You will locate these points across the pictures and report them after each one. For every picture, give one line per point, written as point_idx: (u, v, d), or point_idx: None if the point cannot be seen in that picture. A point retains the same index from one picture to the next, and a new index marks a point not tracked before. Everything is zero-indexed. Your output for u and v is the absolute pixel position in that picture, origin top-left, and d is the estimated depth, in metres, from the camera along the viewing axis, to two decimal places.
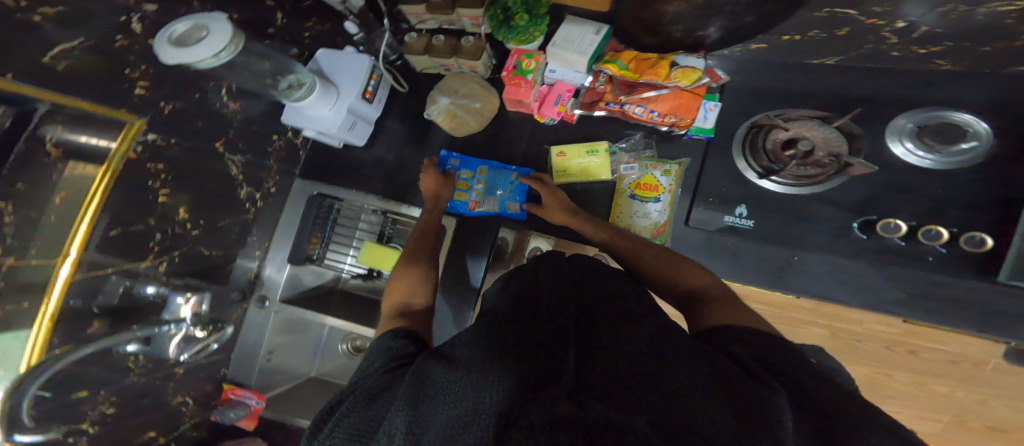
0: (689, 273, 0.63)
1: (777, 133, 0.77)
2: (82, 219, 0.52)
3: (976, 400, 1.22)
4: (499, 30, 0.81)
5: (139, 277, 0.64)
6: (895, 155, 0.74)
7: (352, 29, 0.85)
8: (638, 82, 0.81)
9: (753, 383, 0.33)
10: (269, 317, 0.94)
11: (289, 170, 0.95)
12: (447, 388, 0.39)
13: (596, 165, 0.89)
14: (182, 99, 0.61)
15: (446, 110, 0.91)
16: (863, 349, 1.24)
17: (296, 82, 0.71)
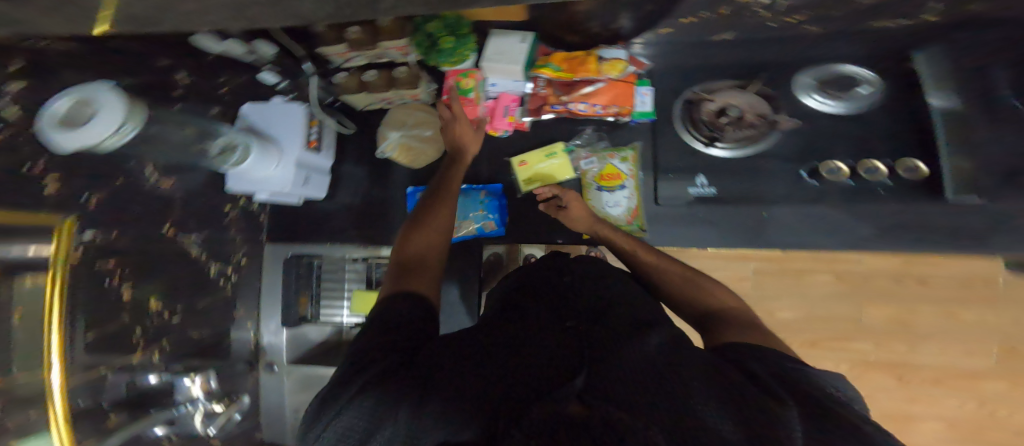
0: (707, 290, 0.61)
1: (705, 105, 0.83)
2: (49, 326, 0.48)
3: (1010, 322, 1.18)
4: (429, 57, 0.80)
5: (136, 370, 0.65)
6: (810, 107, 0.80)
7: (270, 78, 0.84)
8: (574, 80, 0.82)
9: (769, 400, 0.34)
10: (282, 380, 0.94)
11: (256, 237, 0.94)
12: (452, 387, 0.37)
13: (558, 166, 0.87)
14: (103, 187, 0.57)
15: (399, 144, 0.91)
16: (872, 287, 1.23)
17: (227, 145, 0.69)
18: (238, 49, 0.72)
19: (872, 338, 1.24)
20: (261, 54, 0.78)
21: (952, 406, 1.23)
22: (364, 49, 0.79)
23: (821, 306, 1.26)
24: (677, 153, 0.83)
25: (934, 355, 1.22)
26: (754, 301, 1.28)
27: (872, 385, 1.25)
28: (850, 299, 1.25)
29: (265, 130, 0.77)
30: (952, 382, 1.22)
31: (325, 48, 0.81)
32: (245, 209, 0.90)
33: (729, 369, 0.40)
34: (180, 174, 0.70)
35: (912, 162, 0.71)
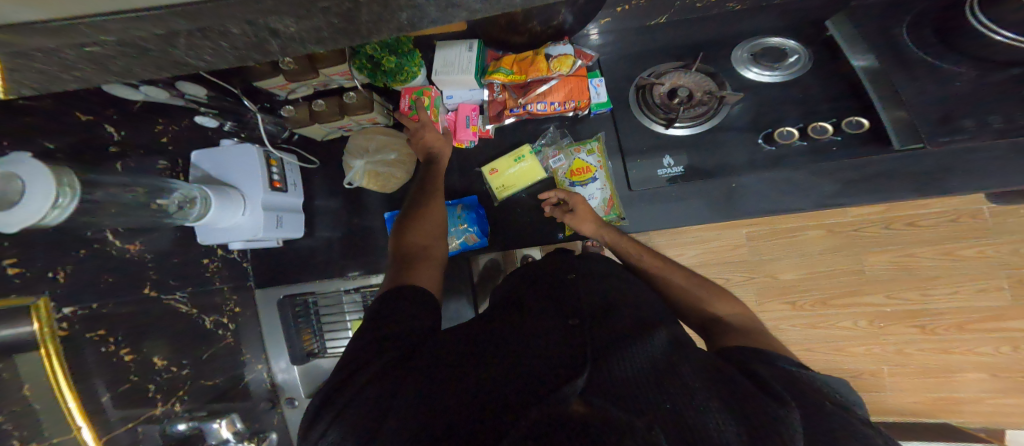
0: (715, 298, 0.62)
1: (656, 88, 0.82)
2: (60, 390, 0.54)
3: (1011, 252, 1.18)
4: (375, 79, 0.78)
5: (164, 420, 0.69)
6: (751, 79, 0.81)
7: (209, 121, 0.78)
8: (528, 81, 0.81)
9: (769, 400, 0.36)
10: (303, 412, 0.98)
11: (243, 284, 0.95)
12: (459, 395, 0.40)
13: (528, 168, 0.86)
14: (63, 260, 0.57)
15: (366, 171, 0.89)
16: (867, 237, 1.23)
17: (185, 199, 0.70)
18: (162, 95, 0.66)
19: (881, 289, 1.24)
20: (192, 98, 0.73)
21: (987, 351, 1.21)
22: (303, 78, 0.76)
23: (822, 262, 1.26)
24: (638, 137, 0.83)
25: (948, 296, 1.21)
26: (753, 265, 1.29)
27: (899, 338, 1.24)
28: (846, 251, 1.24)
29: (225, 178, 0.78)
30: (983, 326, 1.21)
31: (264, 82, 0.78)
32: (225, 258, 0.90)
33: (729, 369, 0.42)
34: (143, 235, 0.70)
35: (855, 119, 0.71)
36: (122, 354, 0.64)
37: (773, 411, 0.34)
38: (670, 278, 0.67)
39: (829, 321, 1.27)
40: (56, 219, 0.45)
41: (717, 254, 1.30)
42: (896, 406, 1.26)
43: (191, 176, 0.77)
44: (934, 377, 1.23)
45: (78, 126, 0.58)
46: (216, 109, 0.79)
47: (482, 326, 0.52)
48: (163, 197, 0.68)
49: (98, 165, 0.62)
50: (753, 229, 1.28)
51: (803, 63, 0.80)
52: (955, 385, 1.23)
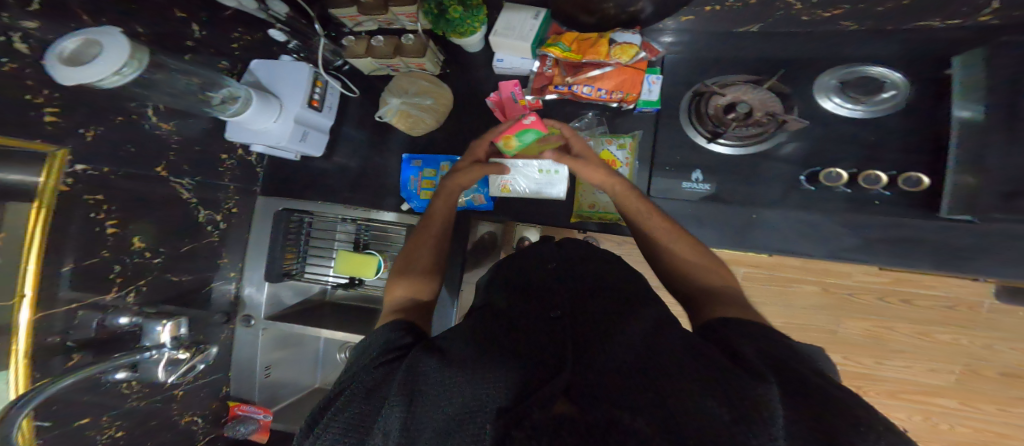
0: (705, 271, 0.63)
1: (715, 98, 0.78)
2: (26, 258, 0.52)
3: (982, 345, 1.24)
4: (437, 26, 0.75)
5: (107, 310, 0.64)
6: (826, 110, 0.77)
7: (279, 37, 0.82)
8: (581, 63, 0.80)
9: (749, 378, 0.35)
10: (257, 335, 0.92)
11: (248, 189, 0.93)
12: (444, 391, 0.40)
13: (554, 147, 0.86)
14: (103, 123, 0.58)
15: (398, 110, 0.85)
16: (858, 302, 1.29)
17: (229, 96, 0.70)
18: (252, 5, 0.74)
19: (844, 349, 1.31)
20: (274, 13, 0.79)
21: (901, 417, 1.29)
22: (374, 13, 0.79)
23: (803, 315, 1.32)
24: (678, 150, 0.83)
25: (898, 368, 1.28)
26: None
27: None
28: (831, 310, 1.31)
29: (272, 89, 0.78)
30: (910, 395, 1.28)
31: (336, 10, 0.82)
32: (242, 159, 0.89)
33: (711, 351, 0.41)
34: (177, 119, 0.70)
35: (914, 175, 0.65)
36: (106, 224, 0.62)
37: (755, 389, 0.33)
38: (671, 247, 0.67)
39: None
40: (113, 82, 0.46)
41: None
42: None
43: (245, 81, 0.79)
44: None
45: None
46: (288, 28, 0.84)
47: (469, 328, 0.53)
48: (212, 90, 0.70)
49: (156, 39, 0.62)
50: (751, 268, 1.34)
51: (895, 102, 0.73)
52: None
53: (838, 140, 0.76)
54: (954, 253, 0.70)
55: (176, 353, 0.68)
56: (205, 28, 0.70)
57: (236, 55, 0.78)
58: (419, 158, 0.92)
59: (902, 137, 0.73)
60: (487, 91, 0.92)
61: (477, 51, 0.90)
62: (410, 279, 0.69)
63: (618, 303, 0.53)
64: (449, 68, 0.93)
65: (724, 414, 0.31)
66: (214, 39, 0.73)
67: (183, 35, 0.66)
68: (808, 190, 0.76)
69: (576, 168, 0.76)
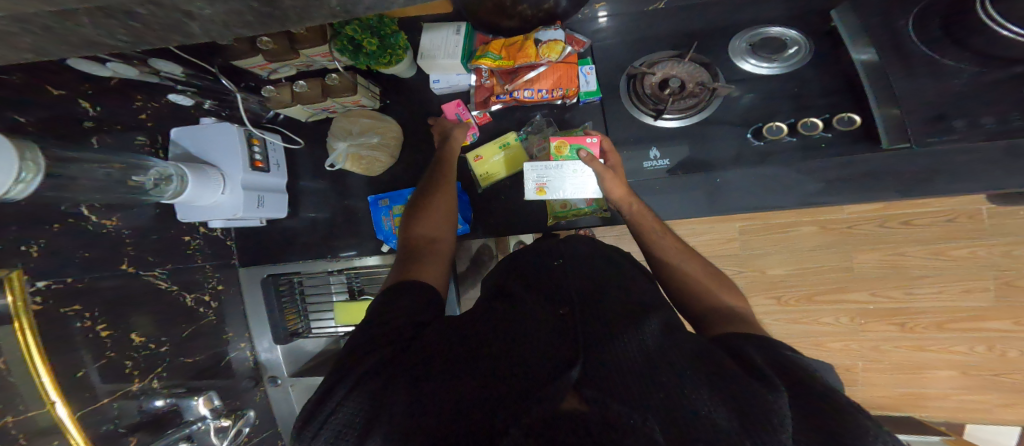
0: (721, 287, 0.61)
1: (647, 78, 0.78)
2: (39, 372, 0.52)
3: (1001, 254, 1.20)
4: (357, 61, 0.73)
5: (141, 396, 0.69)
6: (747, 72, 0.78)
7: (181, 99, 0.77)
8: (515, 67, 0.79)
9: (758, 384, 0.36)
10: (288, 391, 0.94)
11: (227, 263, 0.94)
12: (448, 383, 0.39)
13: (513, 156, 0.86)
14: (44, 236, 0.58)
15: (349, 154, 0.86)
16: (861, 234, 1.26)
17: (160, 176, 0.68)
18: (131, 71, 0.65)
19: (869, 286, 1.28)
20: (167, 74, 0.72)
21: (962, 349, 1.26)
22: (285, 58, 0.76)
23: (810, 259, 1.29)
24: (628, 131, 0.82)
25: (930, 296, 1.25)
26: (744, 261, 1.33)
27: (877, 335, 1.29)
28: (836, 248, 1.28)
29: (205, 158, 0.76)
30: (960, 325, 1.25)
31: (241, 61, 0.77)
32: (207, 236, 0.90)
33: (720, 352, 0.41)
34: (120, 212, 0.69)
35: (846, 115, 0.67)
36: (98, 329, 0.64)
37: (765, 397, 0.34)
38: (687, 268, 0.64)
39: (813, 317, 1.31)
40: (22, 192, 0.46)
41: (710, 248, 1.34)
42: (865, 400, 1.32)
43: (172, 154, 0.76)
44: (906, 373, 1.29)
45: (51, 103, 0.57)
46: (192, 87, 0.79)
47: (472, 313, 0.51)
48: (139, 173, 0.67)
49: (66, 137, 0.60)
50: (745, 223, 1.32)
51: (801, 57, 0.75)
52: (926, 382, 1.28)
53: (770, 92, 0.77)
54: (913, 178, 0.70)
55: (219, 421, 0.72)
56: (99, 102, 0.64)
57: (151, 126, 0.74)
58: (385, 196, 0.91)
59: (822, 81, 0.75)
60: (429, 115, 0.92)
61: (411, 74, 0.90)
62: (425, 231, 0.69)
63: (627, 292, 0.52)
64: (386, 100, 0.93)
65: (733, 426, 0.32)
66: (112, 113, 0.67)
67: (79, 114, 0.62)
68: (757, 147, 0.76)
69: (603, 175, 0.73)
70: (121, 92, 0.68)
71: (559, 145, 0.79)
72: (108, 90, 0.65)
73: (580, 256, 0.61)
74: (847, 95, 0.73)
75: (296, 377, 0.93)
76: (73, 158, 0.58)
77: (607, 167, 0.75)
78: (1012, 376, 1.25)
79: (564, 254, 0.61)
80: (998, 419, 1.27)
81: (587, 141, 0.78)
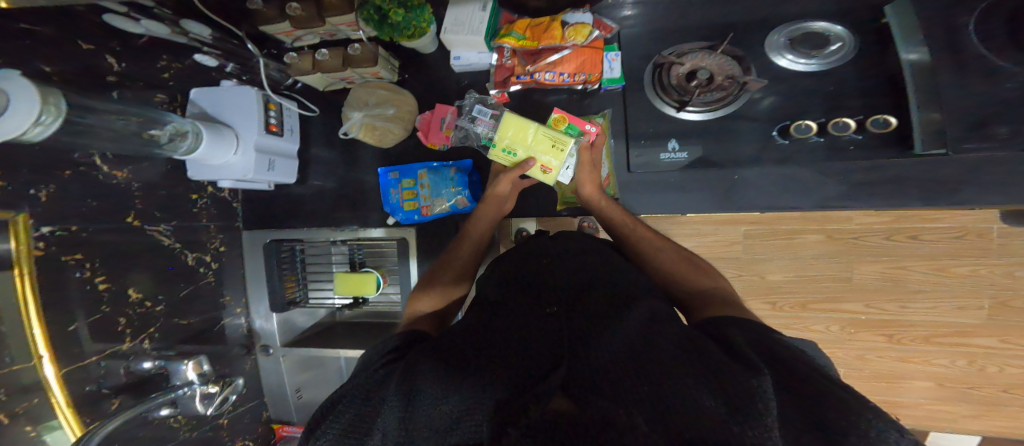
0: (699, 273, 0.62)
1: (675, 68, 0.78)
2: (33, 323, 0.54)
3: (1002, 274, 1.22)
4: (381, 33, 0.72)
5: (129, 357, 0.68)
6: (782, 67, 0.77)
7: (207, 61, 0.75)
8: (539, 49, 0.78)
9: (741, 369, 0.34)
10: (279, 362, 0.95)
11: (231, 226, 0.93)
12: (441, 384, 0.38)
13: (517, 133, 0.72)
14: (51, 180, 0.56)
15: (363, 124, 0.84)
16: (863, 245, 1.28)
17: (177, 132, 0.66)
18: (163, 29, 0.65)
19: (863, 297, 1.30)
20: (196, 36, 0.72)
21: (943, 363, 1.29)
22: (311, 26, 0.74)
23: (812, 267, 1.31)
24: (646, 122, 0.82)
25: (922, 310, 1.28)
26: (744, 264, 1.32)
27: (863, 344, 1.32)
28: (839, 257, 1.29)
29: (222, 116, 0.74)
30: (946, 340, 1.28)
31: (269, 27, 0.76)
32: (215, 195, 0.88)
33: (705, 342, 0.40)
34: (132, 165, 0.67)
35: (883, 116, 0.66)
36: (96, 282, 0.62)
37: (748, 381, 0.32)
38: (662, 250, 0.67)
39: (803, 323, 1.34)
40: (39, 137, 0.45)
41: (711, 248, 1.33)
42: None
43: (189, 113, 0.74)
44: (884, 382, 1.33)
45: (70, 48, 0.55)
46: (219, 50, 0.77)
47: (471, 316, 0.51)
48: (157, 128, 0.65)
49: (86, 90, 0.58)
50: (751, 226, 1.31)
51: (844, 54, 0.74)
52: (901, 391, 1.32)
53: (805, 93, 0.76)
54: (929, 184, 0.71)
55: (207, 388, 0.73)
56: (124, 60, 0.62)
57: (172, 86, 0.71)
58: (396, 169, 0.91)
59: (862, 83, 0.74)
60: (453, 91, 0.91)
61: (432, 51, 0.88)
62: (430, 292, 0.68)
63: (608, 288, 0.52)
64: (409, 72, 0.91)
65: (719, 412, 0.30)
66: (138, 70, 0.65)
67: (102, 68, 0.60)
68: (781, 145, 0.76)
69: (580, 170, 0.77)
70: (149, 50, 0.66)
71: (557, 120, 0.77)
72: (136, 48, 0.64)
73: (564, 260, 0.61)
74: (883, 100, 0.73)
75: (290, 348, 0.93)
76: (91, 108, 0.57)
77: (589, 158, 0.77)
78: (986, 393, 1.29)
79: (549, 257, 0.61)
80: (970, 432, 1.31)
81: (586, 127, 0.78)
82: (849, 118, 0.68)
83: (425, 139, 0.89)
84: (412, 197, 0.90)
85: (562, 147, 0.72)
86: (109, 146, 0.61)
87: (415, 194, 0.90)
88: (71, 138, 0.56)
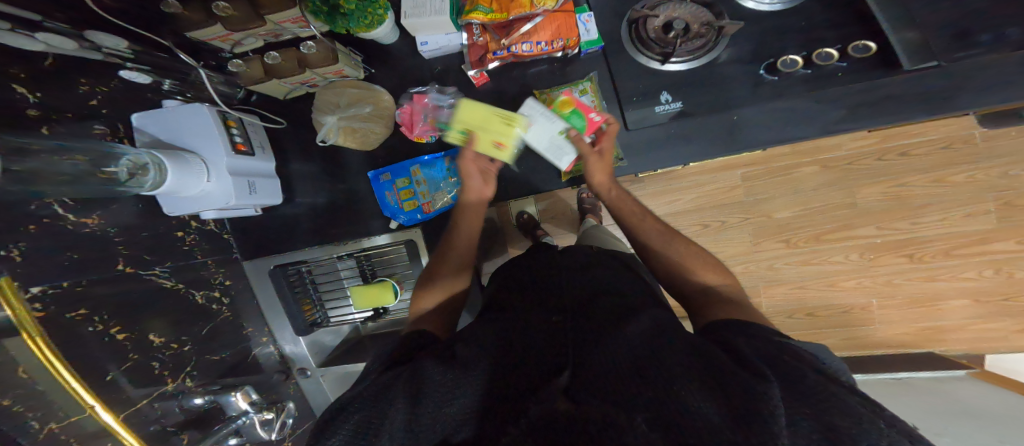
0: (709, 267, 0.58)
1: (650, 22, 0.72)
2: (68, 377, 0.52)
3: (1000, 175, 1.13)
4: (335, 23, 0.70)
5: (179, 395, 0.71)
6: (749, 11, 0.71)
7: (133, 76, 0.69)
8: (510, 20, 0.73)
9: (749, 376, 0.30)
10: (320, 382, 0.96)
11: (228, 258, 0.91)
12: (449, 386, 0.39)
13: (470, 114, 0.67)
14: (23, 238, 0.52)
15: (340, 128, 0.82)
16: (861, 171, 1.19)
17: (135, 165, 0.63)
18: (71, 46, 0.57)
19: (874, 219, 1.21)
20: (111, 50, 0.64)
21: (971, 276, 1.20)
22: (250, 27, 0.70)
23: (816, 198, 1.22)
24: (635, 81, 0.76)
25: (935, 223, 1.18)
26: (749, 207, 1.25)
27: (888, 268, 1.23)
28: (839, 185, 1.21)
29: (184, 144, 0.71)
30: (966, 250, 1.19)
31: (200, 32, 0.71)
32: (202, 229, 0.86)
33: (710, 345, 0.36)
34: (99, 208, 0.64)
35: (861, 41, 0.63)
36: (113, 332, 0.62)
37: (754, 387, 0.28)
38: (674, 249, 0.61)
39: (822, 256, 1.25)
40: None
41: (711, 196, 1.27)
42: (884, 339, 1.26)
43: (140, 142, 0.71)
44: (920, 307, 1.23)
45: None
46: (146, 65, 0.71)
47: (481, 321, 0.51)
48: (111, 164, 0.61)
49: (20, 130, 0.53)
50: (747, 168, 1.23)
51: None
52: (941, 314, 1.23)
53: (769, 21, 0.70)
54: (928, 98, 0.64)
55: (263, 414, 0.77)
56: (40, 89, 0.56)
57: (106, 113, 0.67)
58: (387, 170, 0.88)
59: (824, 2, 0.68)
60: (424, 80, 0.87)
61: (393, 41, 0.84)
62: (437, 284, 0.66)
63: (613, 291, 0.51)
64: (374, 68, 0.87)
65: (718, 421, 0.27)
66: (62, 100, 0.59)
67: (20, 107, 0.53)
68: (771, 84, 0.70)
69: (588, 159, 0.72)
70: (63, 75, 0.59)
71: (563, 103, 0.73)
72: (45, 72, 0.56)
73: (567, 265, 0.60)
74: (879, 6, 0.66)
75: (325, 367, 0.94)
76: (29, 151, 0.52)
77: (592, 151, 0.73)
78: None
79: (555, 262, 0.61)
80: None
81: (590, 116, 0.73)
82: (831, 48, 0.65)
83: (410, 134, 0.85)
84: (410, 196, 0.88)
85: (515, 124, 0.68)
86: (67, 192, 0.57)
87: (412, 193, 0.88)
88: (29, 191, 0.53)
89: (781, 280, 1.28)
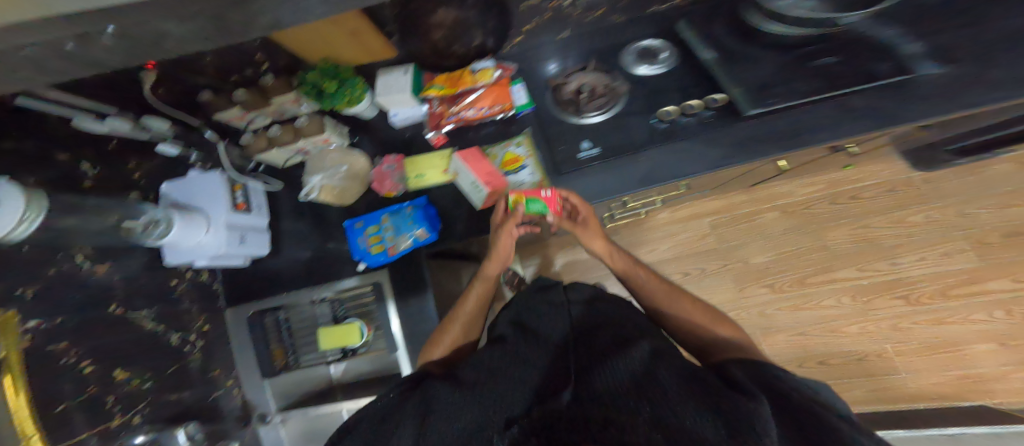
0: (716, 324, 0.72)
1: (564, 87, 0.96)
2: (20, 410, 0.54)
3: (956, 214, 1.38)
4: (322, 102, 0.87)
5: (120, 434, 0.70)
6: (641, 74, 0.94)
7: (169, 149, 0.85)
8: (459, 94, 0.93)
9: (741, 397, 0.40)
10: (279, 429, 0.96)
11: (213, 307, 0.97)
12: (454, 403, 0.49)
13: (417, 166, 0.97)
14: (40, 281, 0.61)
15: (322, 186, 0.94)
16: (821, 212, 1.45)
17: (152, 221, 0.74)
18: (126, 126, 0.73)
19: (851, 262, 1.42)
20: (157, 131, 0.81)
21: (981, 318, 1.34)
22: (258, 107, 0.87)
23: (785, 242, 1.46)
24: (564, 133, 0.93)
25: (915, 265, 1.38)
26: (726, 253, 1.49)
27: (886, 312, 1.38)
28: (802, 228, 1.46)
29: (190, 204, 0.83)
30: (955, 291, 1.36)
31: (222, 115, 0.88)
32: (196, 281, 0.93)
33: (705, 374, 0.48)
34: (112, 259, 0.74)
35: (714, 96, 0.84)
36: (82, 366, 0.66)
37: (746, 405, 0.39)
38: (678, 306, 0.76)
39: (812, 299, 1.43)
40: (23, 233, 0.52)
41: (689, 244, 1.52)
42: (919, 389, 1.34)
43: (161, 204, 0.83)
44: (942, 352, 1.34)
45: (53, 163, 0.64)
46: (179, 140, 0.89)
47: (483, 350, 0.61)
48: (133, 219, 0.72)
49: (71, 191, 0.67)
50: (714, 217, 1.50)
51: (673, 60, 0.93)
52: (971, 360, 1.33)
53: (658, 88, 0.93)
54: None
55: None
56: (101, 164, 0.72)
57: (144, 184, 0.81)
58: (360, 219, 0.99)
59: (690, 72, 0.91)
60: (396, 143, 1.03)
61: (372, 115, 1.02)
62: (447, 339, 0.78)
63: (610, 329, 0.62)
64: (358, 136, 1.05)
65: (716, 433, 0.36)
66: (113, 176, 0.75)
67: (81, 177, 0.69)
68: (662, 129, 0.88)
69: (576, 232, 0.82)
70: (121, 154, 0.77)
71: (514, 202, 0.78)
72: (109, 152, 0.74)
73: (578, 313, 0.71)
74: None
75: (285, 411, 0.95)
76: (87, 207, 0.66)
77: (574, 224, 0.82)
78: None
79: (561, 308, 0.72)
80: None
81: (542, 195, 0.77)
82: (694, 100, 0.86)
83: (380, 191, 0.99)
84: (378, 240, 0.97)
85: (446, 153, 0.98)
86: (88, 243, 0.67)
87: (381, 238, 0.96)
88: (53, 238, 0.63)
89: (777, 327, 1.44)
